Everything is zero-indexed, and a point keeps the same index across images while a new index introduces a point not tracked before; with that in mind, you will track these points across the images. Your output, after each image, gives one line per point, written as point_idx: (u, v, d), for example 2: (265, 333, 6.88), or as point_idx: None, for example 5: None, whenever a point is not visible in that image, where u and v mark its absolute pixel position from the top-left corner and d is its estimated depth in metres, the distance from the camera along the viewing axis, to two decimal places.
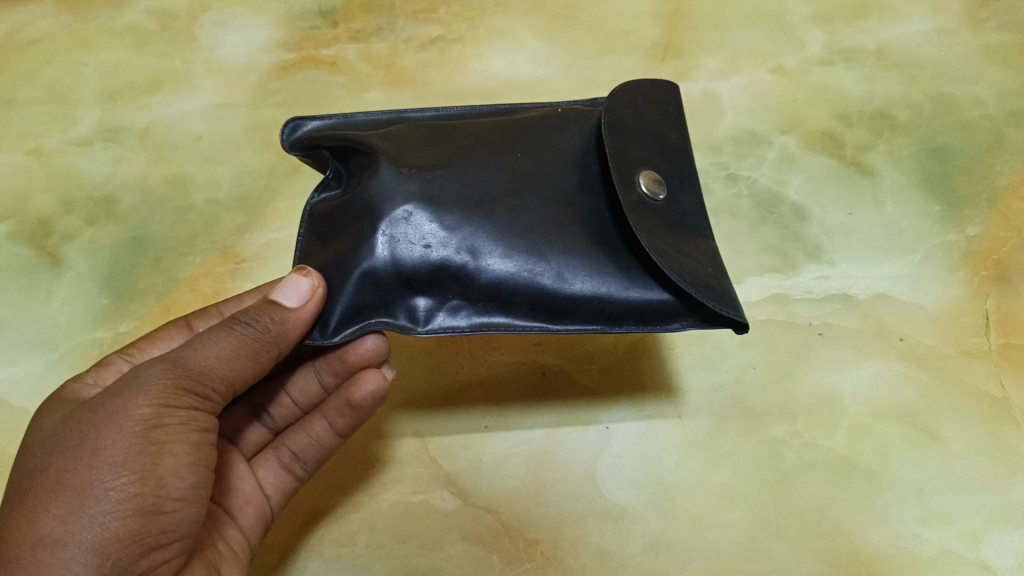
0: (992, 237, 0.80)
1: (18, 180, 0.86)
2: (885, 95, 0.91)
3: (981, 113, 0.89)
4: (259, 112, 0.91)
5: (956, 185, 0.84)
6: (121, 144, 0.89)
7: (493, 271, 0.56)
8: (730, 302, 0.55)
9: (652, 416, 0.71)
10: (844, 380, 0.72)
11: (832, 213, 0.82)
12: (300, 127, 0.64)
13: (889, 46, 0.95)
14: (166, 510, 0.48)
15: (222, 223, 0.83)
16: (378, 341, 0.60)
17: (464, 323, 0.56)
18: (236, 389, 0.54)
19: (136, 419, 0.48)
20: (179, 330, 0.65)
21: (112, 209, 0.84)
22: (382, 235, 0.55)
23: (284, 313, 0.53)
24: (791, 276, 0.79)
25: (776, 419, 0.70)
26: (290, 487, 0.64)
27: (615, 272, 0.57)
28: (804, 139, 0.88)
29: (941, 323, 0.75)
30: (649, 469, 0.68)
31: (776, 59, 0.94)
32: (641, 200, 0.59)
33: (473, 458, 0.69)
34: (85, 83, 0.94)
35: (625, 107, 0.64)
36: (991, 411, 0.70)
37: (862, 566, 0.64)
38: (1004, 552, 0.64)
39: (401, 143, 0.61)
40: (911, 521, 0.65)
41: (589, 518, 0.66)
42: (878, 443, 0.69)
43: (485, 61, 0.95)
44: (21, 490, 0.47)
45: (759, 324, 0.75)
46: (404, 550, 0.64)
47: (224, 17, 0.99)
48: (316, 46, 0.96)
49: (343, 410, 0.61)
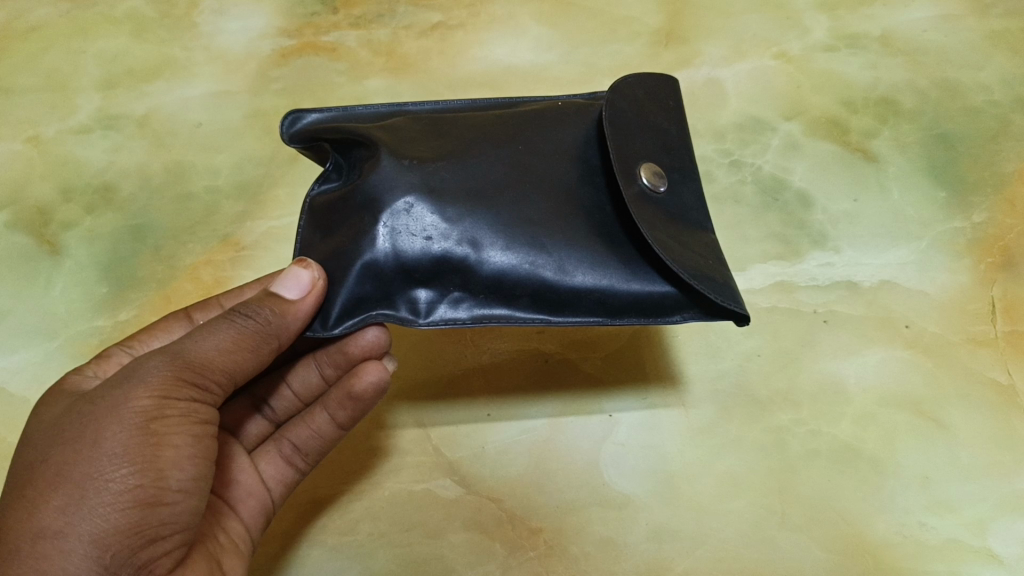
0: (998, 224, 0.79)
1: (17, 169, 0.86)
2: (889, 82, 0.90)
3: (987, 99, 0.88)
4: (259, 99, 0.90)
5: (961, 172, 0.83)
6: (120, 132, 0.88)
7: (494, 263, 0.55)
8: (731, 295, 0.55)
9: (656, 404, 0.71)
10: (850, 367, 0.72)
11: (837, 201, 0.82)
12: (300, 119, 0.62)
13: (893, 33, 0.94)
14: (166, 502, 0.47)
15: (222, 210, 0.82)
16: (378, 333, 0.59)
17: (464, 315, 0.56)
18: (236, 381, 0.53)
19: (136, 410, 0.47)
20: (179, 322, 0.65)
21: (112, 197, 0.84)
22: (382, 227, 0.54)
23: (285, 306, 0.52)
24: (796, 264, 0.78)
25: (780, 407, 0.70)
26: (290, 478, 0.64)
27: (616, 264, 0.56)
28: (808, 125, 0.87)
29: (946, 310, 0.75)
30: (653, 458, 0.68)
31: (780, 46, 0.93)
32: (642, 192, 0.58)
33: (475, 447, 0.69)
34: (84, 70, 0.93)
35: (625, 99, 0.64)
36: (996, 400, 0.70)
37: (868, 554, 0.63)
38: (1010, 540, 0.63)
39: (402, 135, 0.60)
40: (916, 509, 0.65)
41: (592, 507, 0.66)
42: (883, 431, 0.69)
43: (486, 48, 0.94)
44: (21, 482, 0.46)
45: (763, 312, 0.75)
46: (406, 539, 0.64)
47: (224, 4, 0.98)
48: (316, 33, 0.95)
49: (343, 402, 0.61)
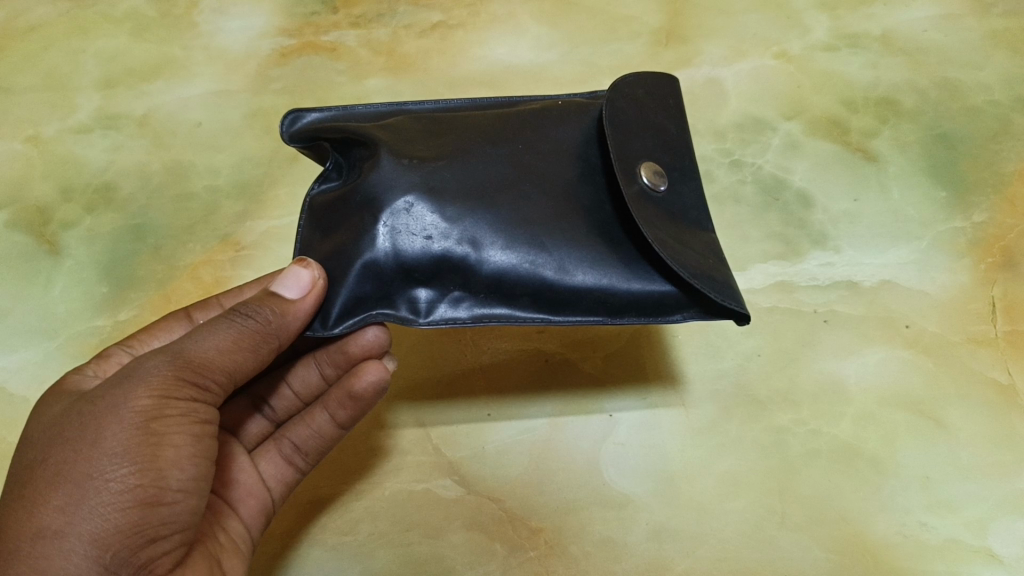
0: (998, 224, 0.79)
1: (17, 168, 0.86)
2: (890, 81, 0.90)
3: (988, 99, 0.88)
4: (259, 98, 0.90)
5: (961, 172, 0.83)
6: (120, 131, 0.88)
7: (494, 263, 0.55)
8: (731, 295, 0.55)
9: (656, 404, 0.71)
10: (850, 366, 0.72)
11: (837, 200, 0.82)
12: (300, 118, 0.62)
13: (894, 32, 0.94)
14: (166, 502, 0.47)
15: (222, 210, 0.82)
16: (378, 332, 0.59)
17: (464, 315, 0.56)
18: (236, 380, 0.53)
19: (136, 410, 0.47)
20: (179, 322, 0.65)
21: (111, 197, 0.84)
22: (382, 227, 0.54)
23: (285, 306, 0.52)
24: (796, 263, 0.78)
25: (781, 407, 0.70)
26: (290, 478, 0.64)
27: (616, 264, 0.56)
28: (808, 125, 0.87)
29: (947, 310, 0.75)
30: (653, 457, 0.68)
31: (780, 45, 0.93)
32: (643, 191, 0.58)
33: (475, 447, 0.68)
34: (84, 70, 0.93)
35: (626, 98, 0.64)
36: (996, 400, 0.70)
37: (868, 554, 0.63)
38: (1011, 540, 0.63)
39: (402, 135, 0.60)
40: (917, 509, 0.65)
41: (592, 507, 0.66)
42: (883, 431, 0.69)
43: (486, 47, 0.94)
44: (21, 482, 0.46)
45: (763, 312, 0.75)
46: (406, 539, 0.64)
47: (224, 3, 0.98)
48: (316, 33, 0.95)
49: (343, 402, 0.61)
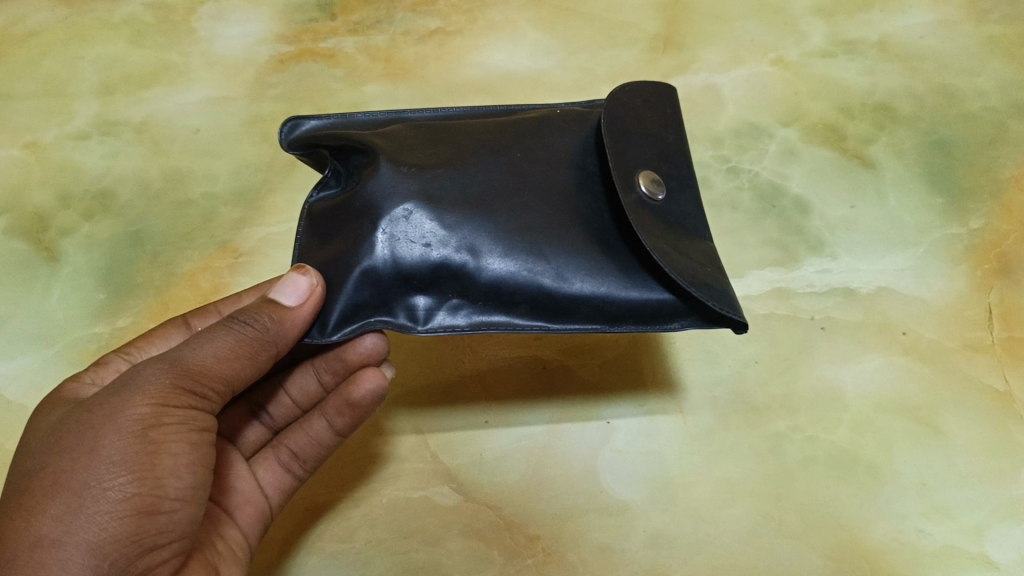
0: (995, 230, 0.79)
1: (14, 175, 0.86)
2: (887, 87, 0.90)
3: (985, 105, 0.88)
4: (257, 105, 0.90)
5: (959, 178, 0.83)
6: (118, 138, 0.88)
7: (493, 270, 0.55)
8: (729, 302, 0.55)
9: (654, 411, 0.71)
10: (847, 374, 0.72)
11: (834, 207, 0.82)
12: (299, 126, 0.63)
13: (891, 38, 0.94)
14: (165, 510, 0.47)
15: (221, 216, 0.82)
16: (377, 339, 0.59)
17: (463, 322, 0.56)
18: (235, 388, 0.53)
19: (135, 418, 0.47)
20: (177, 330, 0.65)
21: (109, 203, 0.84)
22: (381, 234, 0.54)
23: (283, 313, 0.52)
24: (793, 270, 0.78)
25: (778, 413, 0.70)
26: (289, 486, 0.64)
27: (614, 272, 0.56)
28: (805, 131, 0.87)
29: (943, 316, 0.75)
30: (651, 464, 0.68)
31: (777, 52, 0.94)
32: (641, 200, 0.58)
33: (473, 453, 0.69)
34: (83, 76, 0.93)
35: (624, 107, 0.64)
36: (994, 406, 0.70)
37: (865, 561, 0.63)
38: (1008, 546, 0.64)
39: (401, 143, 0.60)
40: (913, 516, 0.65)
41: (590, 514, 0.66)
42: (879, 438, 0.69)
43: (484, 53, 0.95)
44: (19, 490, 0.46)
45: (760, 319, 0.75)
46: (404, 546, 0.64)
47: (222, 10, 0.99)
48: (315, 39, 0.95)
49: (342, 409, 0.61)
